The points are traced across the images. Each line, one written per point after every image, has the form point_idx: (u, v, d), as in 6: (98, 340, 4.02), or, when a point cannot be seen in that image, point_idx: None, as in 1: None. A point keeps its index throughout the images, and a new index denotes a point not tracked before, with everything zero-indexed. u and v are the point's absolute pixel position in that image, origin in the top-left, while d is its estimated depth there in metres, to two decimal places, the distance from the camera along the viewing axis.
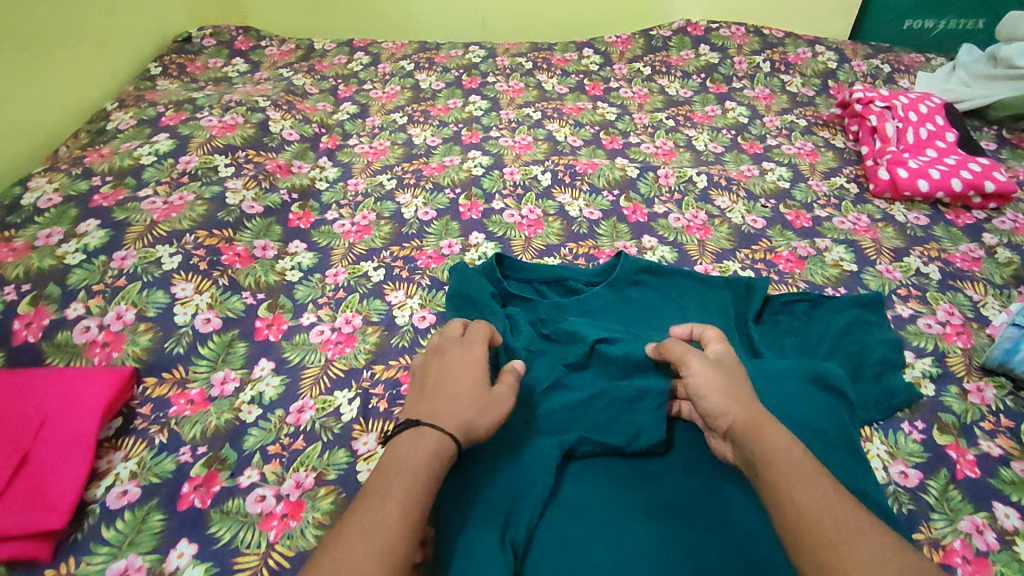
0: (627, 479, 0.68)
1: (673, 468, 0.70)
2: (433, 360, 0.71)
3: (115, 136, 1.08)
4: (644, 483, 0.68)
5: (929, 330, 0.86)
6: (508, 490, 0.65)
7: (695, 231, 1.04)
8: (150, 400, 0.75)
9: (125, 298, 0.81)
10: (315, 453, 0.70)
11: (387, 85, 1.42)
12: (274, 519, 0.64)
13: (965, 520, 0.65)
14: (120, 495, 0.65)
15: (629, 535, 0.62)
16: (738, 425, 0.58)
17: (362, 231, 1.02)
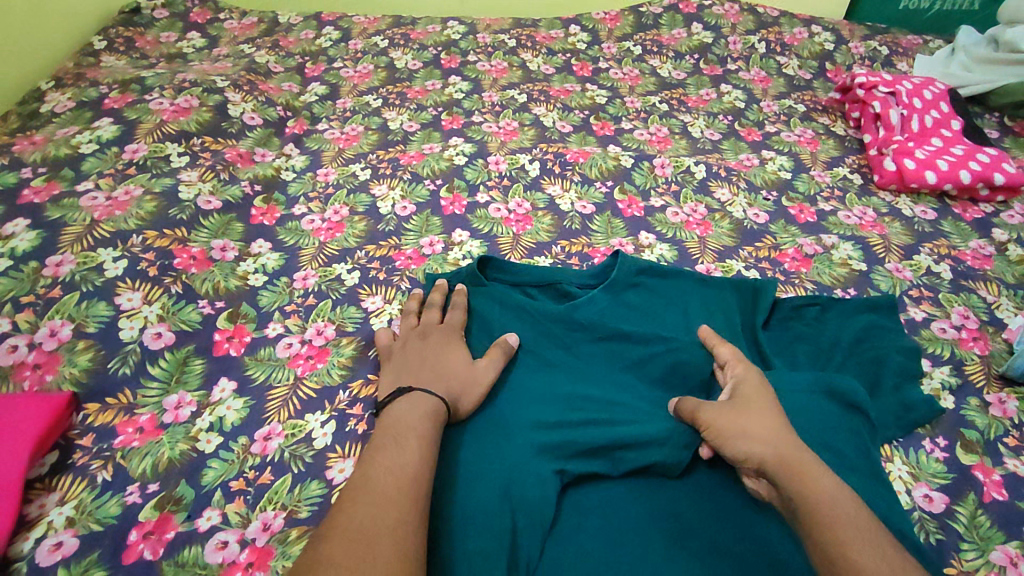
0: (640, 504, 0.63)
1: (689, 492, 0.64)
2: (413, 343, 0.74)
3: (50, 120, 0.96)
4: (656, 508, 0.62)
5: (944, 335, 0.81)
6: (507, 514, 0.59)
7: (694, 227, 0.97)
8: (92, 430, 0.66)
9: (60, 312, 0.71)
10: (285, 488, 0.62)
11: (359, 63, 1.31)
12: (237, 569, 0.56)
13: (996, 550, 0.60)
14: (54, 548, 0.56)
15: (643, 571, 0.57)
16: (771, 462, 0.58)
17: (334, 228, 0.93)
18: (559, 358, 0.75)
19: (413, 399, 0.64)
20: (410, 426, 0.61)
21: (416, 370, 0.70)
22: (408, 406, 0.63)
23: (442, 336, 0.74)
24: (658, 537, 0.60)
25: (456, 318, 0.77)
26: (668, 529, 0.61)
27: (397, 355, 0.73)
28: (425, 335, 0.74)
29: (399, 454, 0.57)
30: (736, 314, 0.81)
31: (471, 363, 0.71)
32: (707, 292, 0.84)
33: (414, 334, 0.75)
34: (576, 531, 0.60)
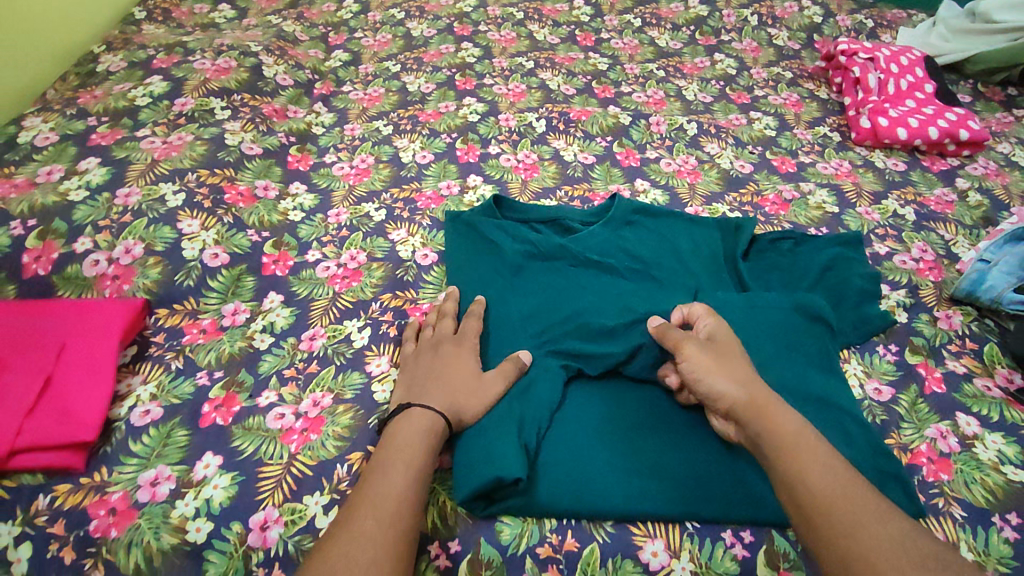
0: (632, 392, 0.72)
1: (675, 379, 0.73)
2: (426, 351, 0.73)
3: (106, 78, 1.07)
4: (646, 395, 0.72)
5: (904, 266, 0.92)
6: (517, 402, 0.68)
7: (686, 176, 1.07)
8: (163, 330, 0.77)
9: (132, 234, 0.82)
10: (330, 375, 0.73)
11: (378, 33, 1.41)
12: (294, 433, 0.67)
13: (931, 427, 0.71)
14: (143, 414, 0.68)
15: (627, 442, 0.67)
16: (739, 408, 0.62)
17: (361, 174, 1.04)
18: (566, 283, 0.85)
19: (410, 415, 0.64)
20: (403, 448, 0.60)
21: (425, 379, 0.69)
22: (409, 423, 0.63)
23: (454, 346, 0.73)
24: (650, 418, 0.70)
25: (470, 328, 0.76)
26: (654, 417, 0.70)
27: (411, 364, 0.72)
28: (440, 344, 0.73)
29: (387, 480, 0.57)
30: (719, 247, 0.92)
31: (478, 375, 0.69)
32: (695, 230, 0.94)
33: (429, 342, 0.74)
34: (575, 417, 0.69)
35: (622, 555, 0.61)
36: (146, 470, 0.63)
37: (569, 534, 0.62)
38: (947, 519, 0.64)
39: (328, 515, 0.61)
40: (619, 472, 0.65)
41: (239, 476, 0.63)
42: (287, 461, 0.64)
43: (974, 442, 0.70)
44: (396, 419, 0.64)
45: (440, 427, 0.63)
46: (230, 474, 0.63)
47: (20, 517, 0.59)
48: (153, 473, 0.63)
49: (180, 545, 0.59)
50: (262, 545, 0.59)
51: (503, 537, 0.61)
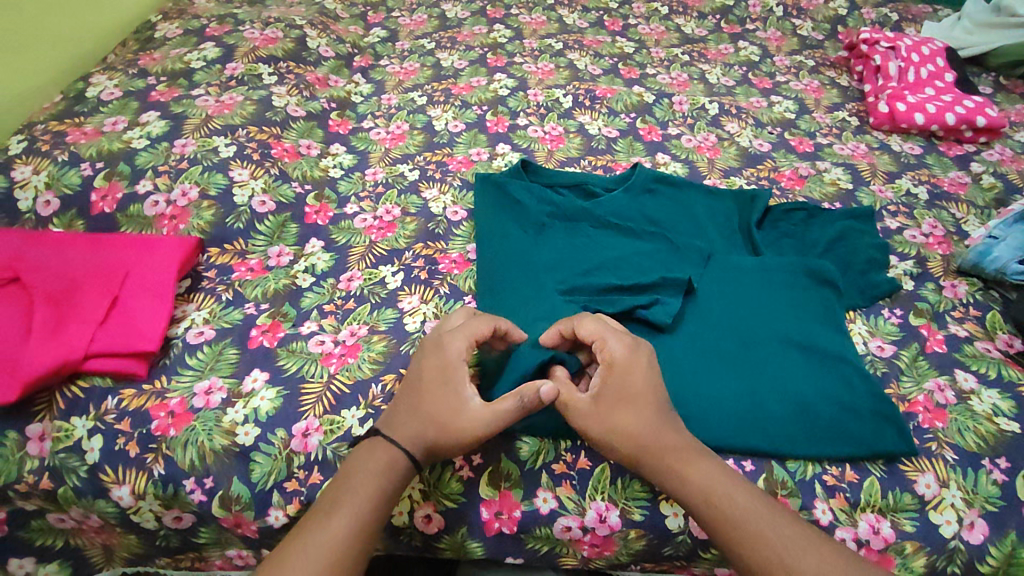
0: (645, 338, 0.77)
1: (686, 329, 0.77)
2: (425, 352, 0.65)
3: (164, 43, 1.15)
4: (659, 341, 0.76)
5: (913, 240, 0.95)
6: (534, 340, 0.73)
7: (705, 151, 1.12)
8: (214, 266, 0.84)
9: (188, 179, 0.89)
10: (366, 311, 0.79)
11: (414, 13, 1.47)
12: (333, 356, 0.73)
13: (929, 381, 0.75)
14: (198, 334, 0.75)
15: None
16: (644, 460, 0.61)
17: (397, 138, 1.10)
18: (588, 240, 0.89)
19: (373, 444, 0.60)
20: (350, 487, 0.56)
21: (411, 392, 0.63)
22: (365, 455, 0.59)
23: (449, 356, 0.63)
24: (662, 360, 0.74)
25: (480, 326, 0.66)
26: (666, 360, 0.74)
27: (415, 361, 0.66)
28: (440, 348, 0.64)
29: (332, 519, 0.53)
30: (735, 216, 0.96)
31: (461, 397, 0.61)
32: (712, 199, 0.98)
33: (434, 338, 0.66)
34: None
35: (630, 475, 0.65)
36: (200, 380, 0.70)
37: (582, 453, 0.66)
38: (938, 460, 0.68)
39: (363, 427, 0.67)
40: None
41: (284, 390, 0.69)
42: (327, 379, 0.71)
43: (970, 396, 0.74)
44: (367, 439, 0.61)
45: (401, 465, 0.58)
46: (275, 388, 0.69)
47: (92, 414, 0.66)
48: (206, 383, 0.69)
49: (230, 446, 0.65)
50: (303, 450, 0.65)
51: (522, 454, 0.66)
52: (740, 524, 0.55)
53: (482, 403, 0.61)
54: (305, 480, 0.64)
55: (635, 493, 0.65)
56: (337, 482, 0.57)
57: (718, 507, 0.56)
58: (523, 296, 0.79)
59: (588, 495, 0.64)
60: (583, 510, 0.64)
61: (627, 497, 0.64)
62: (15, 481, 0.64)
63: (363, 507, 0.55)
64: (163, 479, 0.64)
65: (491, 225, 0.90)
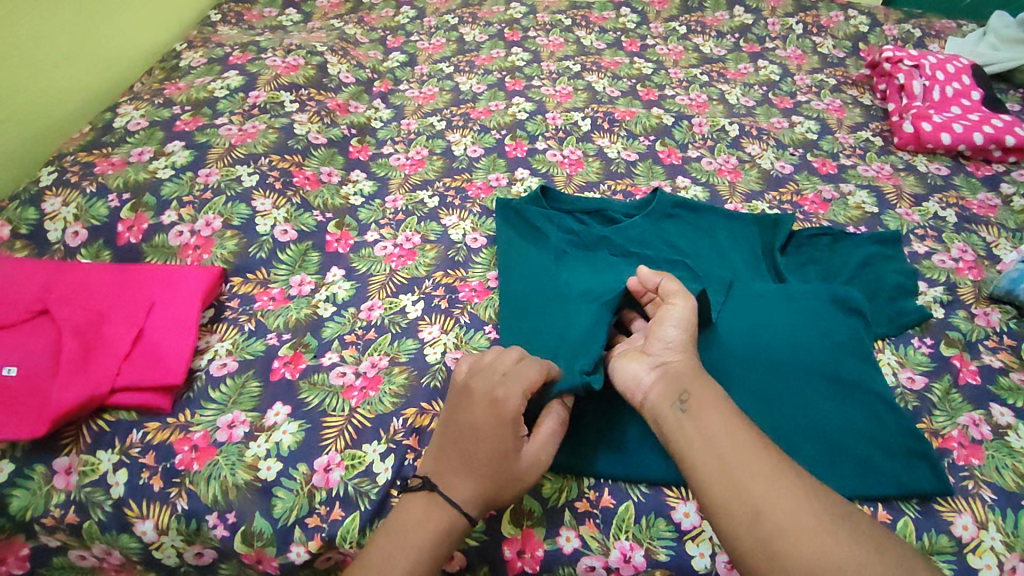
0: None
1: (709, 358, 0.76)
2: (474, 399, 0.61)
3: (188, 72, 1.17)
4: None
5: (942, 265, 0.93)
6: None
7: (726, 174, 1.11)
8: (237, 296, 0.85)
9: (212, 209, 0.90)
10: (386, 342, 0.79)
11: (433, 37, 1.49)
12: (355, 389, 0.73)
13: (963, 415, 0.73)
14: (221, 366, 0.75)
15: None
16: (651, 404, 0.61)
17: (416, 164, 1.10)
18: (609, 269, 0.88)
19: (429, 500, 0.59)
20: (394, 552, 0.55)
21: (463, 442, 0.60)
22: (422, 516, 0.57)
23: (508, 408, 0.59)
24: None
25: (530, 369, 0.63)
26: None
27: (461, 406, 0.62)
28: (496, 400, 0.60)
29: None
30: (757, 241, 0.95)
31: (519, 450, 0.60)
32: (734, 225, 0.97)
33: (484, 383, 0.62)
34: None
35: (655, 514, 0.64)
36: (223, 414, 0.70)
37: (606, 491, 0.66)
38: (976, 500, 0.66)
39: (385, 462, 0.67)
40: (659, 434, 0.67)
41: (306, 424, 0.69)
42: (348, 414, 0.70)
43: (1007, 431, 0.72)
44: (421, 491, 0.59)
45: (457, 528, 0.57)
46: (298, 422, 0.69)
47: (117, 448, 0.67)
48: (229, 417, 0.70)
49: (252, 481, 0.65)
50: (325, 485, 0.65)
51: (544, 491, 0.66)
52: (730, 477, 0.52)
53: (540, 451, 0.61)
54: (326, 516, 0.64)
55: (660, 532, 0.63)
56: (383, 542, 0.57)
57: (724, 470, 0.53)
58: (544, 326, 0.78)
59: (611, 535, 0.63)
60: (607, 550, 0.63)
61: (652, 537, 0.63)
62: (41, 516, 0.65)
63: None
64: (185, 515, 0.64)
65: (511, 255, 0.90)
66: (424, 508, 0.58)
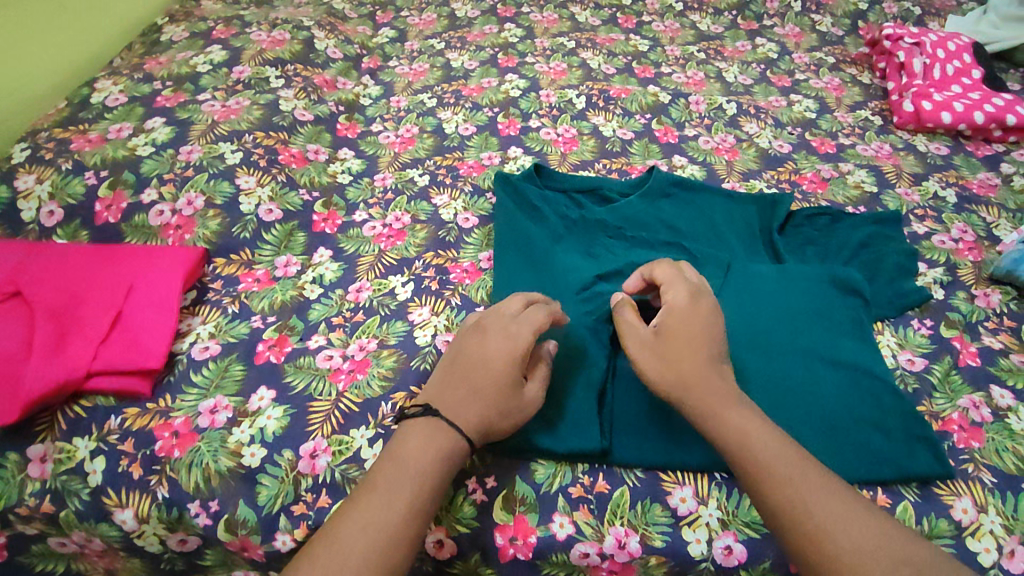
0: None
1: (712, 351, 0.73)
2: (489, 333, 0.63)
3: (170, 46, 1.13)
4: None
5: (942, 245, 0.92)
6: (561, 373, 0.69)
7: (724, 153, 1.08)
8: (221, 277, 0.82)
9: (194, 187, 0.87)
10: (375, 324, 0.77)
11: (424, 12, 1.45)
12: (342, 373, 0.71)
13: (963, 398, 0.72)
14: (203, 349, 0.73)
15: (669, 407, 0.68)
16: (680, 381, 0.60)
17: (406, 142, 1.07)
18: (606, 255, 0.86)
19: (431, 426, 0.57)
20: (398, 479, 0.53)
21: (473, 374, 0.60)
22: (426, 442, 0.55)
23: (521, 343, 0.61)
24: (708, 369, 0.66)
25: (536, 315, 0.64)
26: None
27: (470, 341, 0.63)
28: (510, 335, 0.62)
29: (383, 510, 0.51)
30: (755, 221, 0.93)
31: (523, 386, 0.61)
32: (730, 204, 0.95)
33: (497, 322, 0.64)
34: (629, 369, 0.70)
35: (650, 499, 0.63)
36: (205, 399, 0.68)
37: (600, 476, 0.65)
38: (976, 484, 0.65)
39: (373, 447, 0.65)
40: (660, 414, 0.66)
41: (291, 408, 0.67)
42: (335, 397, 0.68)
43: (1007, 414, 0.71)
44: (421, 418, 0.58)
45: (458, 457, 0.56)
46: (282, 407, 0.67)
47: (95, 434, 0.64)
48: (212, 402, 0.67)
49: (235, 468, 0.63)
50: (311, 472, 0.63)
51: (537, 477, 0.64)
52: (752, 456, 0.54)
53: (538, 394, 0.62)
54: (312, 503, 0.62)
55: (656, 518, 0.62)
56: (387, 467, 0.54)
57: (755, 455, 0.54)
58: None
59: (606, 521, 0.62)
60: (602, 537, 0.61)
61: (647, 522, 0.62)
62: (16, 505, 0.63)
63: (411, 506, 0.52)
64: (167, 503, 0.62)
65: (505, 234, 0.87)
66: (426, 435, 0.56)
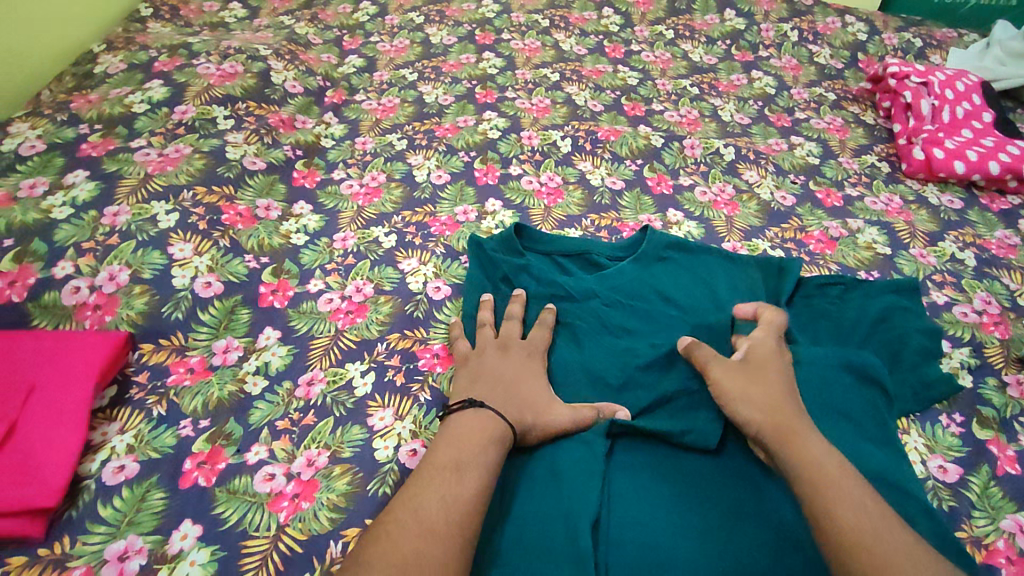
0: (671, 483, 0.63)
1: (712, 468, 0.64)
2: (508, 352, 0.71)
3: (103, 80, 1.00)
4: (689, 482, 0.63)
5: (965, 319, 0.83)
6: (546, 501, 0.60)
7: (722, 207, 0.99)
8: (146, 368, 0.70)
9: (118, 258, 0.75)
10: (327, 429, 0.66)
11: (395, 38, 1.33)
12: (284, 499, 0.60)
13: (1007, 518, 0.64)
14: (117, 470, 0.60)
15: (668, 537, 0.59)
16: (767, 424, 0.60)
17: (372, 193, 0.96)
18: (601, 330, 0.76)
19: (479, 416, 0.62)
20: (460, 454, 0.57)
21: (498, 389, 0.66)
22: (477, 426, 0.60)
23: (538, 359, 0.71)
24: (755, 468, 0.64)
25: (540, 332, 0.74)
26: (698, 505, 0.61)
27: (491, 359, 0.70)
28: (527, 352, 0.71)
29: (451, 484, 0.54)
30: (760, 289, 0.83)
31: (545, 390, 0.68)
32: (732, 268, 0.86)
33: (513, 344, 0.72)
34: (623, 495, 0.62)
35: None
36: (114, 541, 0.56)
37: None
38: None
39: None
40: (665, 553, 0.57)
41: (220, 550, 0.56)
42: (275, 533, 0.57)
43: None
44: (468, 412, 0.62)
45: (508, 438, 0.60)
46: (209, 548, 0.56)
47: None
48: (122, 545, 0.55)
49: None
50: None
51: None
52: (838, 492, 0.53)
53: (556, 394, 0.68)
54: None
55: None
56: (445, 448, 0.58)
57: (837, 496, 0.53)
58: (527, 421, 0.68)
59: None
60: None
61: None
62: None
63: (477, 484, 0.55)
64: None
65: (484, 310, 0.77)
66: (478, 421, 0.61)
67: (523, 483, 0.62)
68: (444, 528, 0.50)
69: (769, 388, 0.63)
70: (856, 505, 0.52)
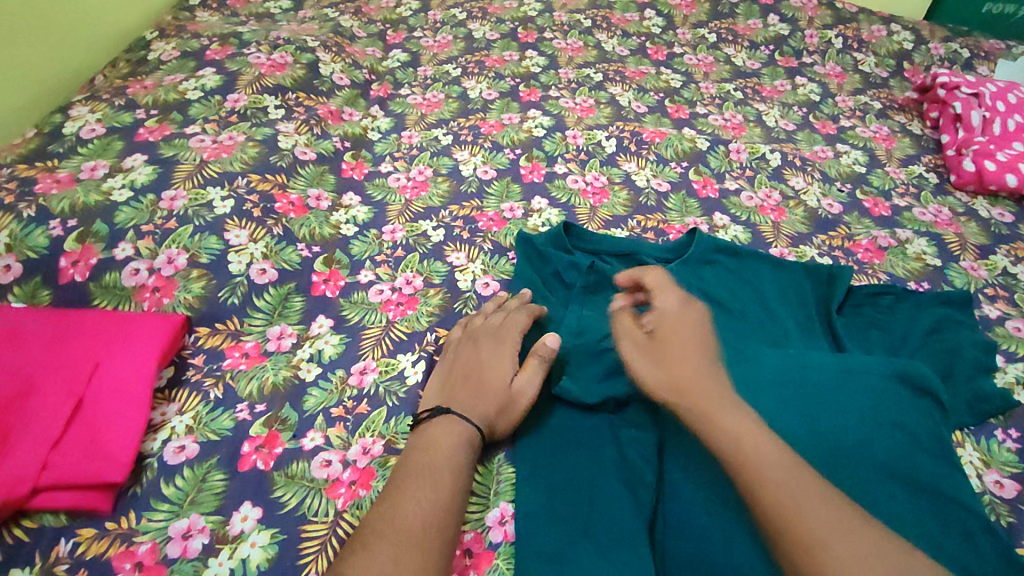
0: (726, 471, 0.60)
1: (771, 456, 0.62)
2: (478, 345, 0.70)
3: (158, 67, 1.01)
4: None
5: (1019, 333, 0.82)
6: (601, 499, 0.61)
7: (769, 212, 0.98)
8: (203, 351, 0.71)
9: (176, 242, 0.76)
10: (381, 418, 0.66)
11: (438, 34, 1.34)
12: (341, 486, 0.60)
13: None
14: (178, 450, 0.61)
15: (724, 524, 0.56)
16: (682, 397, 0.62)
17: (419, 187, 0.96)
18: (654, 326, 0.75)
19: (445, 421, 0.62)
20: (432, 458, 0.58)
21: (469, 382, 0.66)
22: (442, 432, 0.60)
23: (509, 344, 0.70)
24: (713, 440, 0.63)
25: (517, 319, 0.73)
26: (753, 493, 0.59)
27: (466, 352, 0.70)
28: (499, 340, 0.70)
29: (426, 489, 0.55)
30: (809, 297, 0.83)
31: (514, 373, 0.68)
32: (780, 274, 0.85)
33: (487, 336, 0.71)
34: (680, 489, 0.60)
35: None
36: (177, 519, 0.56)
37: None
38: None
39: None
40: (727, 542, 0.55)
41: (280, 533, 0.56)
42: (333, 519, 0.58)
43: None
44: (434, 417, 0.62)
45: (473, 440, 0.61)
46: (269, 531, 0.56)
47: (38, 566, 0.53)
48: (185, 523, 0.56)
49: None
50: None
51: None
52: (760, 469, 0.54)
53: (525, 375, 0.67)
54: None
55: None
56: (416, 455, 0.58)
57: (767, 473, 0.53)
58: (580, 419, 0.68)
59: None
60: None
61: None
62: None
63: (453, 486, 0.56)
64: None
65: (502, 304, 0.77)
66: (444, 426, 0.61)
67: (576, 478, 0.62)
68: (420, 536, 0.51)
69: (676, 358, 0.66)
70: (786, 484, 0.53)
